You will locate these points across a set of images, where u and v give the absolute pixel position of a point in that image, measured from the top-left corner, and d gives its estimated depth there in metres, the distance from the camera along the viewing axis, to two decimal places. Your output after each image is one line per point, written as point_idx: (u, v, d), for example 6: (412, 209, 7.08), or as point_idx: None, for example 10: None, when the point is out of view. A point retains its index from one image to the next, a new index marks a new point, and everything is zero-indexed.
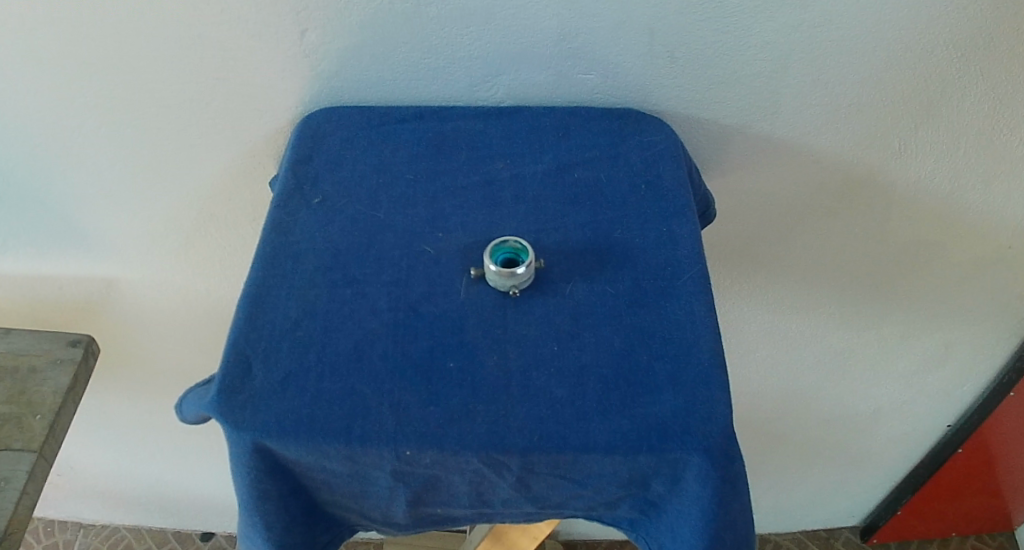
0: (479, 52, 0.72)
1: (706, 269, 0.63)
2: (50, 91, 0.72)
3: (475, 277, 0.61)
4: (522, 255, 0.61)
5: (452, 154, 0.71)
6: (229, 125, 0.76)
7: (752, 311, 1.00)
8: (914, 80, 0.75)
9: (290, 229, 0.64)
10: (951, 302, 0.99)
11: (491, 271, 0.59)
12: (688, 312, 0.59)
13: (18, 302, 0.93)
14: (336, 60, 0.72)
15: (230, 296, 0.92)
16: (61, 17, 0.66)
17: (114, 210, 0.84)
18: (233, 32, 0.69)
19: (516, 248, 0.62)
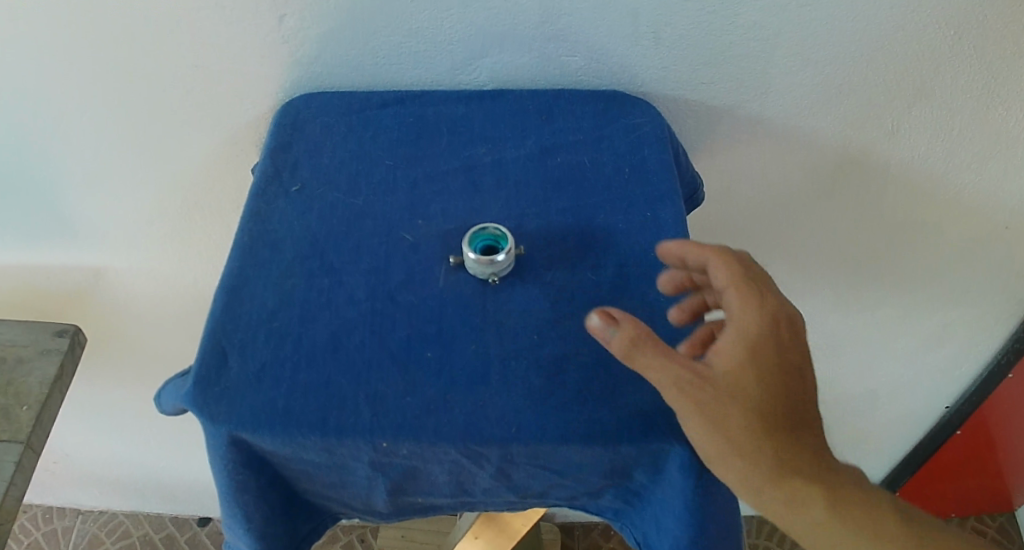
0: (460, 35, 0.70)
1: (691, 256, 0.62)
2: (30, 82, 0.71)
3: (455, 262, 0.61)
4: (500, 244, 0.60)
5: (434, 139, 0.70)
6: (210, 113, 0.75)
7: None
8: (906, 59, 0.74)
9: (268, 218, 0.64)
10: (948, 282, 0.98)
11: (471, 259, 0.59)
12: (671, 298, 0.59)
13: (7, 292, 0.93)
14: (315, 46, 0.70)
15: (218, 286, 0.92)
16: (32, 8, 0.65)
17: (98, 200, 0.83)
18: (210, 19, 0.67)
19: (495, 235, 0.61)
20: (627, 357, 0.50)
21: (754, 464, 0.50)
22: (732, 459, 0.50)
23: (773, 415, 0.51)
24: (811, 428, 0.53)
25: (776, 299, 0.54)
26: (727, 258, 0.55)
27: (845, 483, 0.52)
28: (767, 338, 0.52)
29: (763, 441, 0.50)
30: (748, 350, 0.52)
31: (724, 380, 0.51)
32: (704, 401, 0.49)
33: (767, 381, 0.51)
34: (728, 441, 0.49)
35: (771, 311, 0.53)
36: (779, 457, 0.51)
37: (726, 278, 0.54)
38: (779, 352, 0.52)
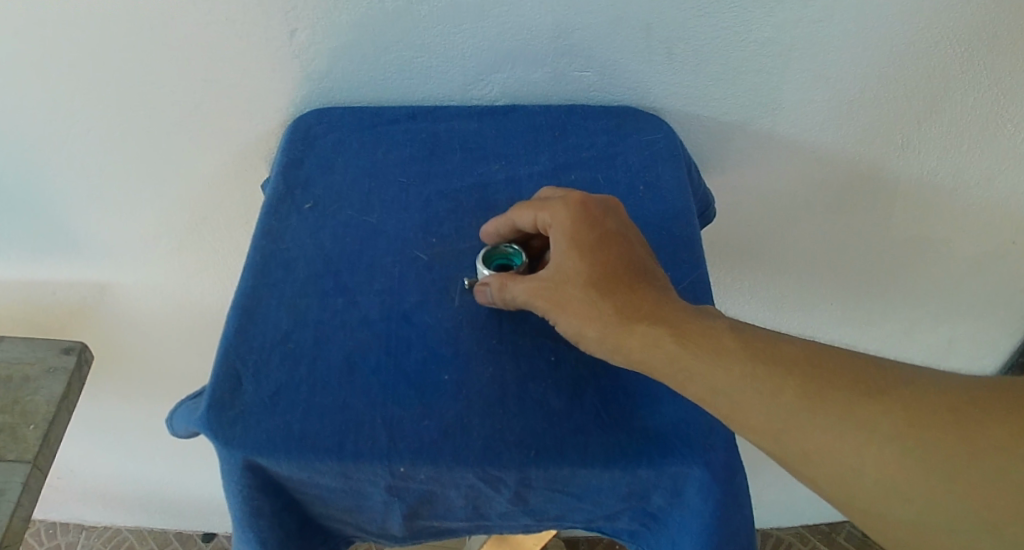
0: (472, 50, 0.70)
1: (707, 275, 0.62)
2: (38, 99, 0.71)
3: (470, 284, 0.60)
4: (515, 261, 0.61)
5: (446, 155, 0.69)
6: (219, 129, 0.75)
7: (752, 309, 0.99)
8: (917, 73, 0.73)
9: (281, 236, 0.63)
10: (957, 296, 0.97)
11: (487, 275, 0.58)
12: None
13: (11, 308, 0.92)
14: (326, 61, 0.70)
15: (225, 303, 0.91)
16: (43, 23, 0.65)
17: (105, 216, 0.82)
18: (220, 35, 0.67)
19: (508, 253, 0.62)
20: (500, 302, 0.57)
21: (645, 354, 0.50)
22: (611, 348, 0.52)
23: (641, 300, 0.52)
24: (791, 347, 0.48)
25: (586, 200, 0.58)
26: (536, 202, 0.59)
27: (858, 391, 0.45)
28: (573, 235, 0.56)
29: (634, 327, 0.51)
30: (572, 248, 0.55)
31: (554, 274, 0.55)
32: (554, 296, 0.54)
33: (603, 260, 0.55)
34: (590, 311, 0.53)
35: (576, 207, 0.58)
36: (638, 309, 0.52)
37: (529, 212, 0.59)
38: (603, 233, 0.56)
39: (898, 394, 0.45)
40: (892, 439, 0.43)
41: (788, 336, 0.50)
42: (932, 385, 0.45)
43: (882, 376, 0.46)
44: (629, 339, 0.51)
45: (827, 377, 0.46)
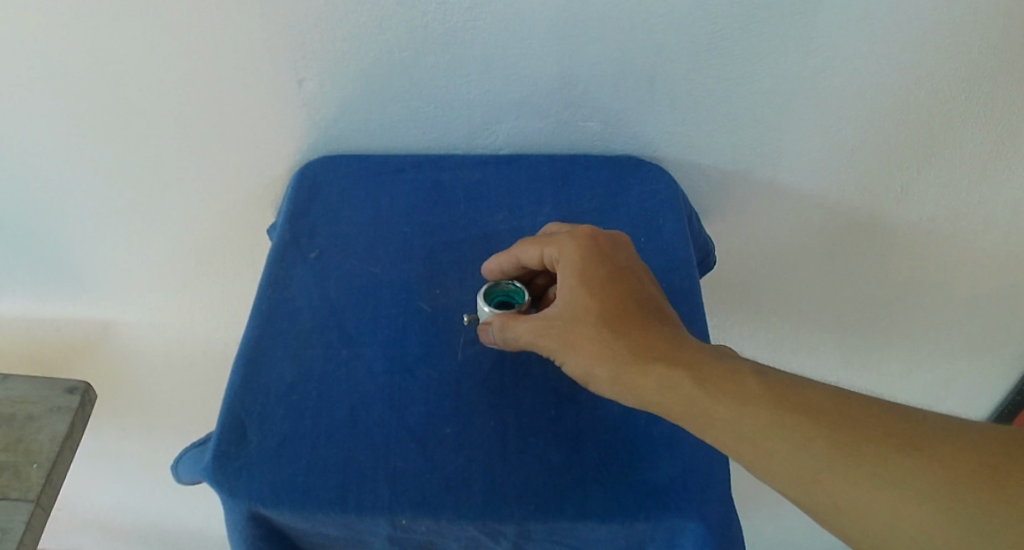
0: (477, 100, 0.72)
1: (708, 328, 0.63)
2: (51, 142, 0.73)
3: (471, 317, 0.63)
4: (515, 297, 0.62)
5: (450, 206, 0.71)
6: (226, 174, 0.76)
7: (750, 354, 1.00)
8: (909, 126, 0.75)
9: (287, 286, 0.65)
10: (952, 340, 0.99)
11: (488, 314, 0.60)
12: None
13: (15, 344, 0.93)
14: (334, 110, 0.72)
15: (227, 343, 0.92)
16: (61, 70, 0.67)
17: (112, 256, 0.83)
18: (231, 84, 0.69)
19: (509, 290, 0.63)
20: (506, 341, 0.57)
21: (661, 395, 0.51)
22: (624, 387, 0.52)
23: (654, 340, 0.53)
24: (814, 394, 0.49)
25: (597, 238, 0.60)
26: (544, 240, 0.61)
27: (880, 439, 0.46)
28: (585, 273, 0.57)
29: (648, 366, 0.52)
30: (584, 286, 0.56)
31: (564, 313, 0.55)
32: (563, 337, 0.55)
33: (614, 298, 0.55)
34: (602, 351, 0.53)
35: (587, 246, 0.59)
36: (653, 349, 0.52)
37: (536, 249, 0.60)
38: (614, 272, 0.57)
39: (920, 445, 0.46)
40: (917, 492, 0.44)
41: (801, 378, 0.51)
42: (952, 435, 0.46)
43: (904, 425, 0.47)
44: (643, 380, 0.51)
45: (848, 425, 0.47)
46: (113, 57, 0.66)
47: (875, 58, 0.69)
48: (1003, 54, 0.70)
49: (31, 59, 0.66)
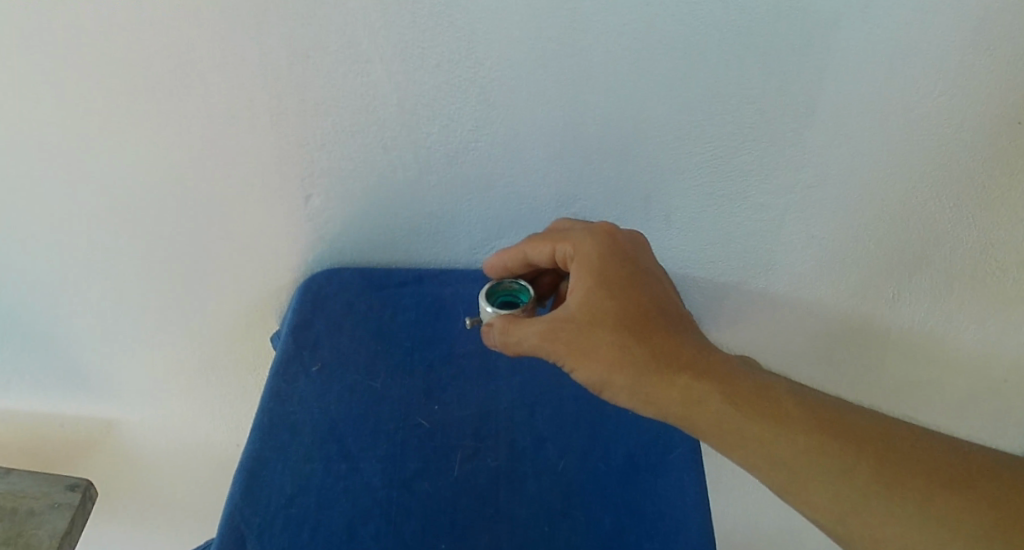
0: (477, 218, 0.77)
1: (694, 447, 0.68)
2: (68, 251, 0.76)
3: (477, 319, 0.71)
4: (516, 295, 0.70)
5: (450, 321, 0.75)
6: (234, 284, 0.80)
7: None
8: (895, 243, 0.79)
9: (288, 399, 0.68)
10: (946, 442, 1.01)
11: (488, 311, 0.68)
12: (679, 487, 0.65)
13: (16, 442, 0.94)
14: (338, 225, 0.76)
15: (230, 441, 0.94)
16: (86, 184, 0.71)
17: (117, 359, 0.85)
18: (242, 199, 0.73)
19: (510, 290, 0.71)
20: (508, 341, 0.64)
21: (678, 400, 0.59)
22: (643, 393, 0.60)
23: (672, 348, 0.61)
24: (805, 403, 0.58)
25: (613, 240, 0.68)
26: (556, 238, 0.68)
27: (867, 450, 0.56)
28: (604, 275, 0.65)
29: (668, 374, 0.60)
30: (604, 287, 0.64)
31: (581, 314, 0.62)
32: (574, 340, 0.62)
33: (632, 301, 0.63)
34: (622, 356, 0.60)
35: (604, 248, 0.66)
36: (666, 356, 0.61)
37: (549, 246, 0.68)
38: (630, 275, 0.65)
39: (903, 461, 0.55)
40: (899, 500, 0.54)
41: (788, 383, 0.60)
42: (931, 453, 0.56)
43: (889, 440, 0.56)
44: (663, 386, 0.59)
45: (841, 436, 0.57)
46: (136, 173, 0.71)
47: (858, 175, 0.75)
48: (978, 176, 0.74)
49: (57, 165, 0.70)
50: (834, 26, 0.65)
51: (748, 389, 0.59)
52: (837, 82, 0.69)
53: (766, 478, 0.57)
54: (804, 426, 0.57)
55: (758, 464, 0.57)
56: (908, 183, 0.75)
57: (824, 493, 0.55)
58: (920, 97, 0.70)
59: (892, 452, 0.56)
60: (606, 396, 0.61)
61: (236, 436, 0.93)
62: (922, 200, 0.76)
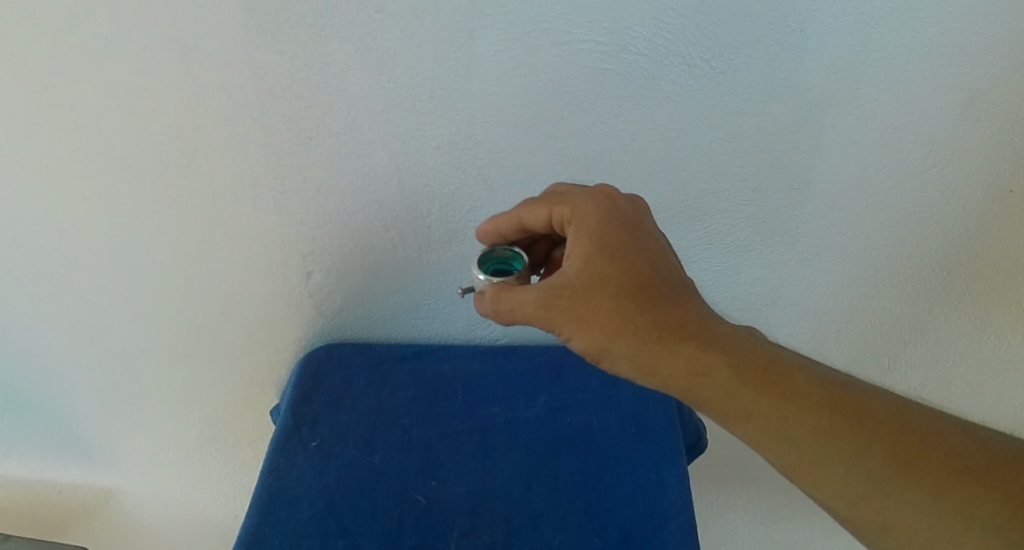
0: (475, 294, 0.78)
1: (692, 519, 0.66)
2: (72, 326, 0.78)
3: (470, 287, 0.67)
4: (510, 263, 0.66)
5: (448, 398, 0.76)
6: (235, 357, 0.81)
7: (749, 529, 1.02)
8: (878, 310, 0.84)
9: (287, 474, 0.68)
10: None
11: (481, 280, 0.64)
12: None
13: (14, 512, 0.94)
14: (340, 301, 0.78)
15: (228, 510, 0.94)
16: (92, 263, 0.73)
17: (119, 428, 0.86)
18: (244, 276, 0.75)
19: (504, 258, 0.67)
20: (500, 309, 0.60)
21: (683, 372, 0.57)
22: (646, 364, 0.57)
23: (679, 317, 0.58)
24: (814, 382, 0.57)
25: (616, 204, 0.63)
26: (554, 200, 0.64)
27: (875, 431, 0.55)
28: (607, 241, 0.60)
29: (674, 345, 0.57)
30: (605, 252, 0.60)
31: (580, 280, 0.59)
32: (572, 308, 0.58)
33: (636, 268, 0.59)
34: (623, 325, 0.58)
35: (607, 212, 0.62)
36: (671, 328, 0.58)
37: (545, 210, 0.63)
38: (634, 241, 0.61)
39: (911, 443, 0.54)
40: (901, 483, 0.53)
41: (800, 361, 0.58)
42: (942, 437, 0.55)
43: (899, 421, 0.55)
44: (668, 358, 0.57)
45: (846, 416, 0.55)
46: (141, 253, 0.73)
47: (845, 246, 0.78)
48: (966, 247, 0.79)
49: (64, 238, 0.72)
50: (822, 107, 0.68)
51: (755, 363, 0.57)
52: (827, 163, 0.72)
53: (772, 458, 0.56)
54: (811, 405, 0.55)
55: (764, 440, 0.55)
56: (890, 254, 0.79)
57: (828, 470, 0.54)
58: (904, 173, 0.73)
59: (900, 433, 0.55)
60: (605, 366, 0.59)
61: (235, 504, 0.94)
62: (901, 270, 0.81)
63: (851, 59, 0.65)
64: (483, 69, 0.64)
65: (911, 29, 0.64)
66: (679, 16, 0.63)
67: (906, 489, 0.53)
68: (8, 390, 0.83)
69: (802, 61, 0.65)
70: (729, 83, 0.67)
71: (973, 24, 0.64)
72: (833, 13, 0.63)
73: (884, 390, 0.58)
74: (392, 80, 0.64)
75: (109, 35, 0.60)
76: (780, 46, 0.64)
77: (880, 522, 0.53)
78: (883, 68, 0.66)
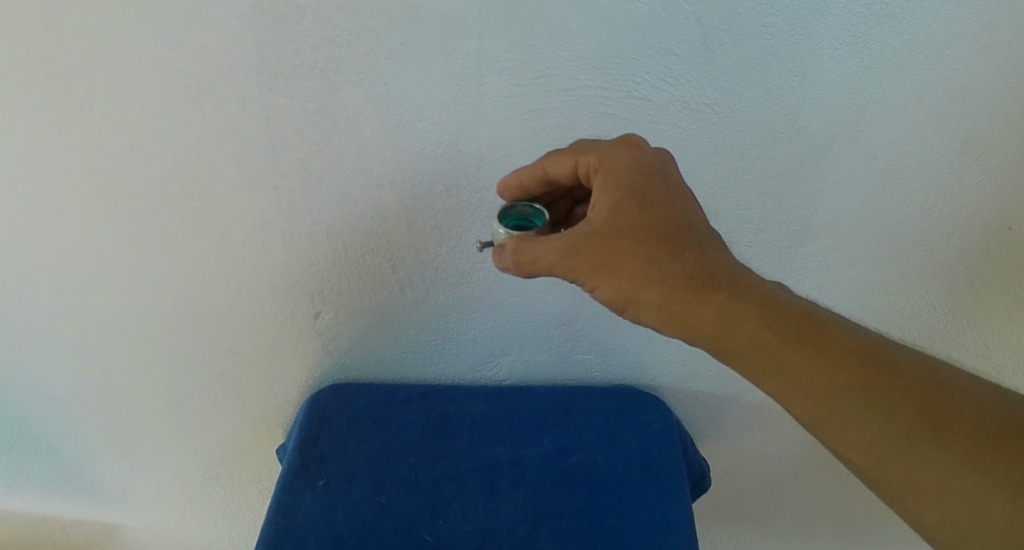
0: (481, 335, 0.79)
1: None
2: (79, 363, 0.78)
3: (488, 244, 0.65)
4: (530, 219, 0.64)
5: (454, 437, 0.77)
6: (241, 395, 0.81)
7: None
8: None
9: (293, 512, 0.68)
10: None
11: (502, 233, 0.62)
12: None
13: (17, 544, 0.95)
14: (347, 340, 0.79)
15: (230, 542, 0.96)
16: (101, 302, 0.74)
17: (124, 464, 0.87)
18: (252, 315, 0.75)
19: (524, 214, 0.64)
20: (521, 262, 0.58)
21: (712, 322, 0.54)
22: (673, 313, 0.55)
23: (709, 266, 0.55)
24: (848, 341, 0.54)
25: (644, 151, 0.59)
26: (580, 149, 0.61)
27: (911, 392, 0.52)
28: (635, 187, 0.57)
29: (703, 295, 0.55)
30: (633, 199, 0.57)
31: (606, 227, 0.57)
32: (597, 258, 0.56)
33: (665, 216, 0.57)
34: (651, 274, 0.55)
35: (635, 158, 0.59)
36: (701, 280, 0.55)
37: (571, 160, 0.61)
38: (663, 188, 0.58)
39: (949, 407, 0.51)
40: (934, 446, 0.50)
41: (837, 319, 0.55)
42: (982, 401, 0.51)
43: (936, 381, 0.52)
44: (696, 307, 0.54)
45: (881, 374, 0.53)
46: (150, 293, 0.74)
47: (848, 285, 0.80)
48: (968, 285, 0.80)
49: (73, 275, 0.72)
50: (824, 149, 0.69)
51: (788, 317, 0.54)
52: (829, 206, 0.73)
53: (800, 413, 0.53)
54: (845, 363, 0.53)
55: (793, 396, 0.53)
56: (891, 292, 0.80)
57: (858, 429, 0.52)
58: (906, 214, 0.74)
59: (936, 394, 0.52)
60: (629, 315, 0.57)
61: (237, 536, 0.95)
62: (902, 309, 0.82)
63: (852, 103, 0.66)
64: (491, 114, 0.65)
65: (911, 73, 0.64)
66: (683, 62, 0.63)
67: (941, 452, 0.50)
68: (12, 426, 0.83)
69: (804, 106, 0.66)
70: (732, 127, 0.67)
71: (973, 71, 0.64)
72: (835, 59, 0.63)
73: (920, 352, 0.55)
74: (401, 124, 0.65)
75: (125, 77, 0.61)
76: (782, 90, 0.65)
77: (909, 483, 0.51)
78: (884, 113, 0.67)
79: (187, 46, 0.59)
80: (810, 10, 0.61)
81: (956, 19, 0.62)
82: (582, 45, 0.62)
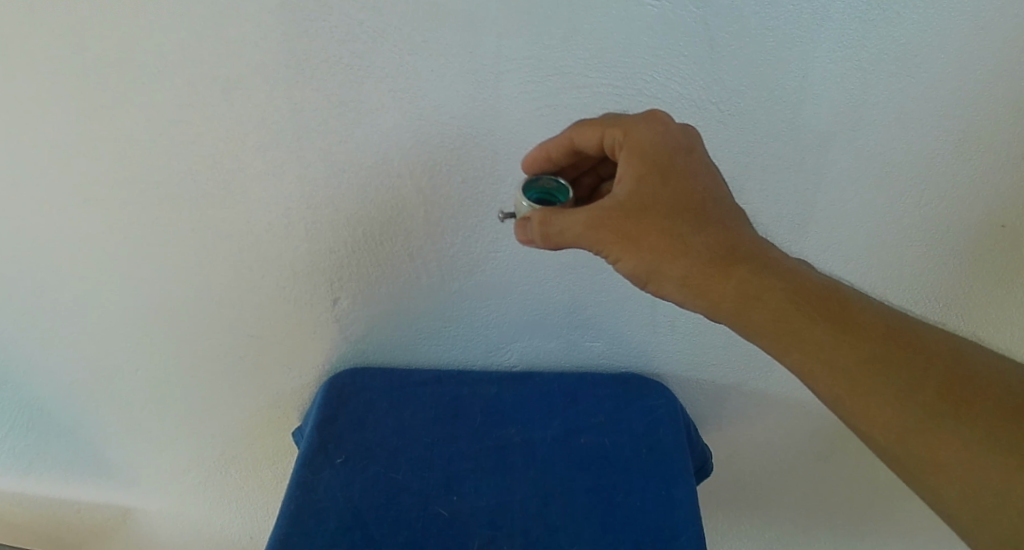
0: (494, 321, 0.82)
1: (701, 534, 0.69)
2: (100, 349, 0.81)
3: (510, 215, 0.69)
4: (551, 193, 0.67)
5: (467, 419, 0.80)
6: (259, 379, 0.84)
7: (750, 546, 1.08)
8: None
9: (313, 488, 0.71)
10: (946, 538, 1.02)
11: (525, 207, 0.65)
12: None
13: (38, 521, 0.99)
14: (364, 325, 0.81)
15: (244, 524, 1.00)
16: (123, 289, 0.76)
17: (142, 447, 0.90)
18: (271, 301, 0.78)
19: (549, 188, 0.67)
20: (548, 233, 0.62)
21: (734, 295, 0.57)
22: (695, 286, 0.58)
23: (731, 241, 0.58)
24: (866, 316, 0.56)
25: (669, 128, 0.62)
26: (607, 123, 0.63)
27: (929, 368, 0.54)
28: (658, 162, 0.60)
29: (725, 268, 0.58)
30: (657, 174, 0.60)
31: (631, 202, 0.60)
32: (621, 229, 0.60)
33: (689, 191, 0.60)
34: (674, 248, 0.59)
35: (661, 134, 0.61)
36: (724, 254, 0.58)
37: (597, 131, 0.63)
38: (686, 165, 0.60)
39: (968, 383, 0.54)
40: (951, 418, 0.53)
41: (857, 296, 0.58)
42: (999, 377, 0.54)
43: (953, 358, 0.55)
44: (718, 280, 0.58)
45: (897, 348, 0.55)
46: (173, 280, 0.76)
47: (846, 277, 0.83)
48: (965, 277, 0.83)
49: (97, 261, 0.74)
50: (823, 147, 0.73)
51: (807, 290, 0.57)
52: (829, 200, 0.77)
53: (818, 387, 0.56)
54: (862, 334, 0.55)
55: (812, 368, 0.56)
56: (889, 283, 0.84)
57: (877, 403, 0.54)
58: (903, 209, 0.77)
59: (953, 370, 0.54)
60: (651, 288, 0.60)
61: (252, 517, 0.99)
62: (897, 302, 0.85)
63: (850, 103, 0.69)
64: (508, 108, 0.68)
65: (905, 75, 0.68)
66: (690, 62, 0.66)
67: (961, 426, 0.52)
68: (34, 408, 0.85)
69: (803, 105, 0.70)
70: (736, 124, 0.71)
71: (966, 73, 0.68)
72: (833, 60, 0.67)
73: (940, 330, 0.57)
74: (421, 117, 0.67)
75: (155, 69, 0.62)
76: (783, 89, 0.68)
77: (930, 458, 0.52)
78: (880, 113, 0.70)
79: (217, 39, 0.61)
80: (810, 15, 0.64)
81: (948, 24, 0.65)
82: (594, 43, 0.65)
